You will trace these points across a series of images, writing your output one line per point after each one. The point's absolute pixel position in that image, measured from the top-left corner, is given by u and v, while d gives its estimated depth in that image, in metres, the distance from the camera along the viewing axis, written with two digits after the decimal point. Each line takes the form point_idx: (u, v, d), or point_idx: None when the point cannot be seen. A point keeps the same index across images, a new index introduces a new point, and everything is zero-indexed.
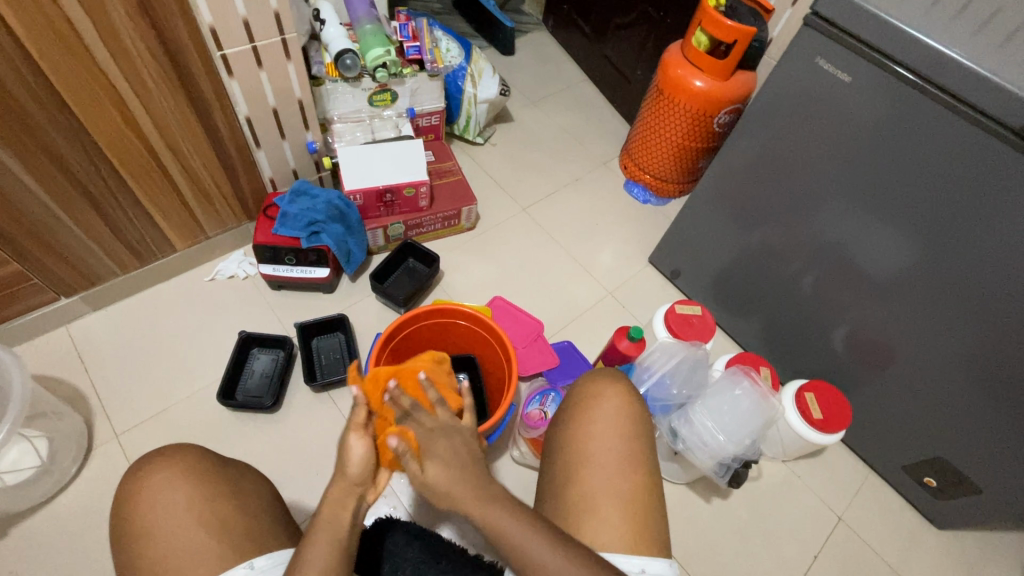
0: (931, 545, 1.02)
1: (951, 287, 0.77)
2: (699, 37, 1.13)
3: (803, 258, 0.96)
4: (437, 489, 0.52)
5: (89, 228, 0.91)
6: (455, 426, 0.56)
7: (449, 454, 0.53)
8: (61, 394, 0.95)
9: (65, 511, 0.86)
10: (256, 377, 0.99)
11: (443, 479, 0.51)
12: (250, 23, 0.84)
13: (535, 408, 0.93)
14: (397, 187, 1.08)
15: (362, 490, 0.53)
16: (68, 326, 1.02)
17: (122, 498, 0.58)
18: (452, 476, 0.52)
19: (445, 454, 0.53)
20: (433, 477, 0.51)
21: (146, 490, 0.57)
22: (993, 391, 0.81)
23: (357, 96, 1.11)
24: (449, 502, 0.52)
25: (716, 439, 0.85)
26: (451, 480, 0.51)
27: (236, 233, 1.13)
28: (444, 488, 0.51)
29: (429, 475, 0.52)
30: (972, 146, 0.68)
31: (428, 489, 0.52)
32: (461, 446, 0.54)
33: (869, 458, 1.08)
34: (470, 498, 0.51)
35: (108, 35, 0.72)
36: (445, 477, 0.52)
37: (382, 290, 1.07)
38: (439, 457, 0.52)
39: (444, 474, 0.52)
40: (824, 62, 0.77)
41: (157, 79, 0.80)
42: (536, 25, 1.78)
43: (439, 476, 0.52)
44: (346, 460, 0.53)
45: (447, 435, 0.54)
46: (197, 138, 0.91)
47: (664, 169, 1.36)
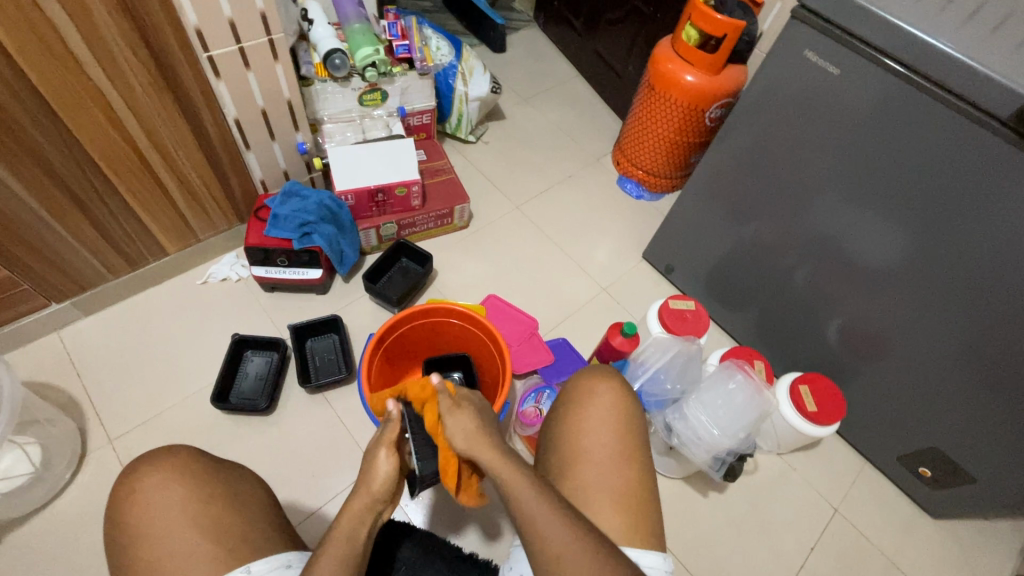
0: (927, 535, 1.03)
1: (942, 277, 0.78)
2: (689, 31, 1.13)
3: (796, 251, 0.96)
4: (466, 427, 0.54)
5: (79, 233, 0.90)
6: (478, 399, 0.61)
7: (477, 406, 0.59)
8: (54, 400, 0.94)
9: (59, 517, 0.85)
10: (250, 379, 0.99)
11: (472, 424, 0.55)
12: (236, 23, 0.84)
13: (530, 405, 0.96)
14: (389, 186, 1.07)
15: (380, 505, 0.52)
16: (59, 332, 1.01)
17: (117, 501, 0.57)
18: (481, 421, 0.56)
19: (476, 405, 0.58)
20: (465, 415, 0.55)
21: (141, 493, 0.57)
22: (986, 380, 0.81)
23: (347, 96, 1.10)
24: (476, 438, 0.54)
25: (711, 433, 0.85)
26: (480, 424, 0.55)
27: (228, 235, 1.12)
28: (476, 427, 0.55)
29: (461, 414, 0.56)
30: (960, 136, 0.68)
31: (457, 427, 0.54)
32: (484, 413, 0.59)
33: (864, 449, 1.08)
34: (494, 451, 0.52)
35: (92, 39, 0.72)
36: (474, 418, 0.56)
37: (376, 290, 1.07)
38: (471, 405, 0.58)
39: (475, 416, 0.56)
40: (812, 55, 0.77)
41: (143, 82, 0.80)
42: (527, 22, 1.78)
43: (470, 416, 0.56)
44: (373, 474, 0.53)
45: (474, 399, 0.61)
46: (187, 142, 0.91)
47: (656, 165, 1.36)
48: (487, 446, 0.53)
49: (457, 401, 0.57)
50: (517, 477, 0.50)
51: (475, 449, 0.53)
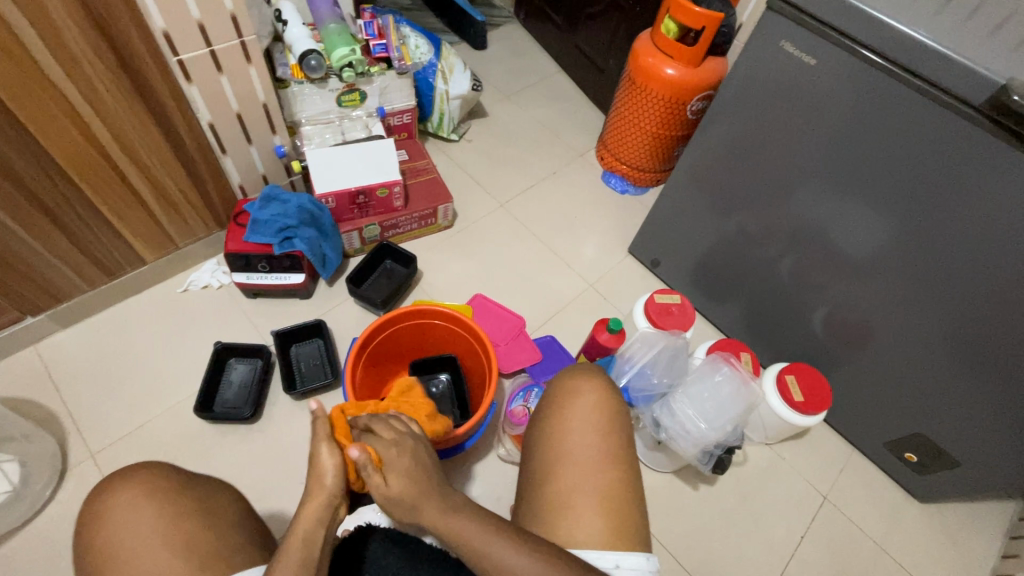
0: (915, 519, 1.04)
1: (921, 264, 0.78)
2: (668, 24, 1.12)
3: (779, 242, 0.96)
4: (395, 498, 0.53)
5: (52, 246, 0.88)
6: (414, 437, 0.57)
7: (410, 464, 0.55)
8: (32, 416, 0.92)
9: (41, 535, 0.84)
10: (234, 388, 0.98)
11: (406, 490, 0.53)
12: (205, 26, 0.82)
13: (519, 405, 0.94)
14: (370, 188, 1.06)
15: (335, 504, 0.53)
16: (36, 346, 0.99)
17: (86, 525, 0.56)
18: (415, 487, 0.54)
19: (405, 465, 0.54)
20: (395, 487, 0.53)
21: (111, 514, 0.56)
22: (968, 364, 0.82)
23: (325, 97, 1.09)
24: (408, 511, 0.53)
25: (698, 427, 0.85)
26: (414, 490, 0.53)
27: (207, 242, 1.10)
28: (408, 499, 0.53)
29: (389, 486, 0.53)
30: (934, 123, 0.68)
31: (386, 499, 0.54)
32: (423, 455, 0.56)
33: (852, 437, 1.09)
34: (435, 513, 0.53)
35: (55, 46, 0.70)
36: (404, 486, 0.53)
37: (360, 293, 1.06)
38: (399, 465, 0.54)
39: (406, 483, 0.53)
40: (788, 45, 0.77)
41: (111, 89, 0.78)
42: (507, 18, 1.76)
43: (400, 488, 0.53)
44: (320, 473, 0.53)
45: (408, 444, 0.56)
46: (160, 149, 0.89)
47: (640, 159, 1.36)
48: (424, 513, 0.53)
49: (381, 472, 0.53)
50: (462, 532, 0.52)
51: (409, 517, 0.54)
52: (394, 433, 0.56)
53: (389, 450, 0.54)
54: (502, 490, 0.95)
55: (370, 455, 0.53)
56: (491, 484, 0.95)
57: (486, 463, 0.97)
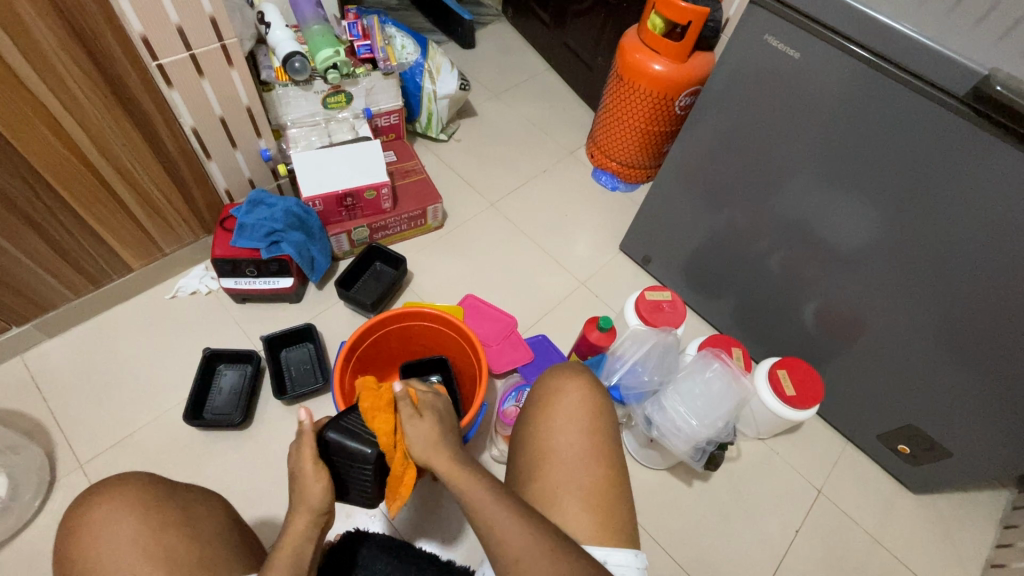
0: (909, 511, 1.04)
1: (909, 256, 0.78)
2: (654, 20, 1.12)
3: (769, 236, 0.96)
4: (424, 434, 0.56)
5: (35, 254, 0.87)
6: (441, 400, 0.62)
7: (440, 414, 0.59)
8: (19, 426, 0.92)
9: (30, 547, 0.83)
10: (224, 394, 0.97)
11: (434, 433, 0.56)
12: (185, 29, 0.81)
13: (512, 404, 0.92)
14: (357, 190, 1.05)
15: (323, 519, 0.53)
16: (22, 356, 0.99)
17: (65, 542, 0.56)
18: (440, 432, 0.57)
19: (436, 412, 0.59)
20: (427, 425, 0.57)
21: (88, 530, 0.56)
22: (958, 355, 0.82)
23: (310, 100, 1.08)
24: (433, 451, 0.55)
25: (689, 423, 0.85)
26: (440, 434, 0.57)
27: (194, 248, 1.10)
28: (434, 441, 0.56)
29: (422, 422, 0.57)
30: (919, 114, 0.68)
31: (415, 433, 0.56)
32: (447, 417, 0.61)
33: (845, 430, 1.09)
34: (451, 463, 0.54)
35: (32, 53, 0.69)
36: (434, 426, 0.57)
37: (349, 296, 1.05)
38: (432, 410, 0.59)
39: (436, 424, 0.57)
40: (772, 39, 0.76)
41: (90, 96, 0.77)
42: (495, 16, 1.75)
43: (431, 429, 0.57)
44: (307, 495, 0.53)
45: (438, 401, 0.62)
46: (142, 154, 0.88)
47: (629, 155, 1.35)
48: (445, 457, 0.55)
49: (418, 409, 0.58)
50: (470, 488, 0.52)
51: (430, 458, 0.55)
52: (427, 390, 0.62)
53: (425, 396, 0.60)
54: None
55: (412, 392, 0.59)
56: None
57: (478, 464, 0.96)
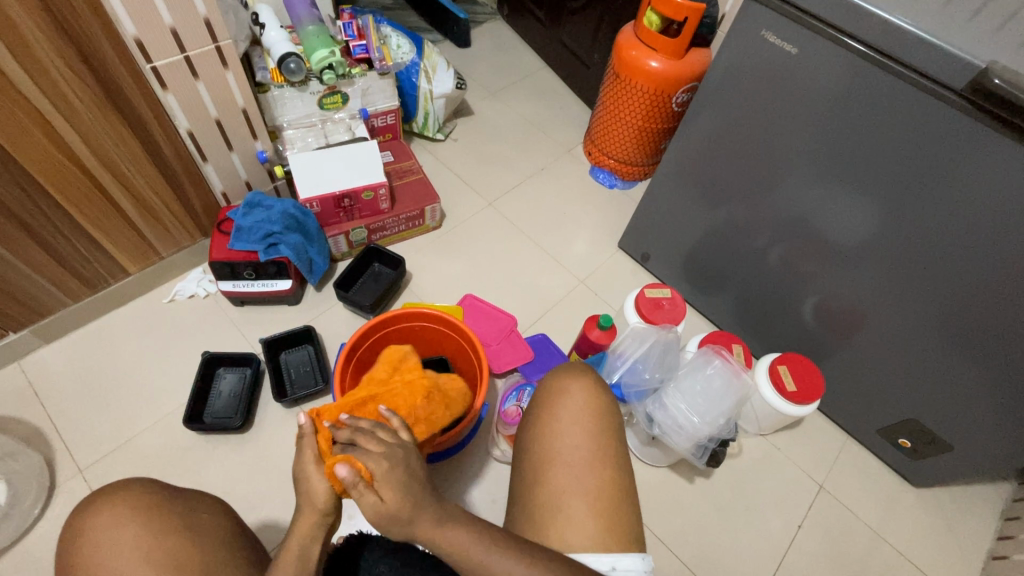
0: (910, 505, 1.04)
1: (909, 250, 0.78)
2: (650, 17, 1.12)
3: (768, 231, 0.96)
4: (389, 513, 0.51)
5: (31, 260, 0.87)
6: (401, 449, 0.54)
7: (403, 477, 0.52)
8: (17, 433, 0.91)
9: (30, 554, 0.83)
10: (223, 397, 0.97)
11: (402, 505, 0.51)
12: (178, 31, 0.81)
13: (513, 404, 0.92)
14: (354, 191, 1.05)
15: (328, 517, 0.53)
16: (20, 362, 0.98)
17: (66, 548, 0.56)
18: (406, 503, 0.51)
19: (395, 482, 0.51)
20: (391, 501, 0.50)
21: (90, 535, 0.55)
22: (958, 349, 0.82)
23: (306, 101, 1.08)
24: (406, 526, 0.51)
25: (691, 421, 0.85)
26: (408, 505, 0.51)
27: (192, 251, 1.09)
28: (404, 514, 0.51)
29: (383, 502, 0.50)
30: (917, 108, 0.68)
31: (378, 516, 0.51)
32: (413, 466, 0.54)
33: (845, 424, 1.09)
34: (432, 525, 0.51)
35: (25, 57, 0.69)
36: (397, 503, 0.51)
37: (348, 297, 1.05)
38: (392, 480, 0.51)
39: (399, 498, 0.51)
40: (770, 35, 0.76)
41: (84, 100, 0.77)
42: (490, 15, 1.75)
43: (396, 503, 0.51)
44: (312, 497, 0.53)
45: (398, 455, 0.54)
46: (137, 157, 0.88)
47: (627, 153, 1.35)
48: (421, 526, 0.51)
49: (374, 488, 0.51)
50: (465, 544, 0.51)
51: (405, 531, 0.51)
52: (382, 446, 0.53)
53: (381, 463, 0.52)
54: (496, 492, 0.94)
55: (362, 472, 0.51)
56: (486, 484, 0.94)
57: (480, 464, 0.96)
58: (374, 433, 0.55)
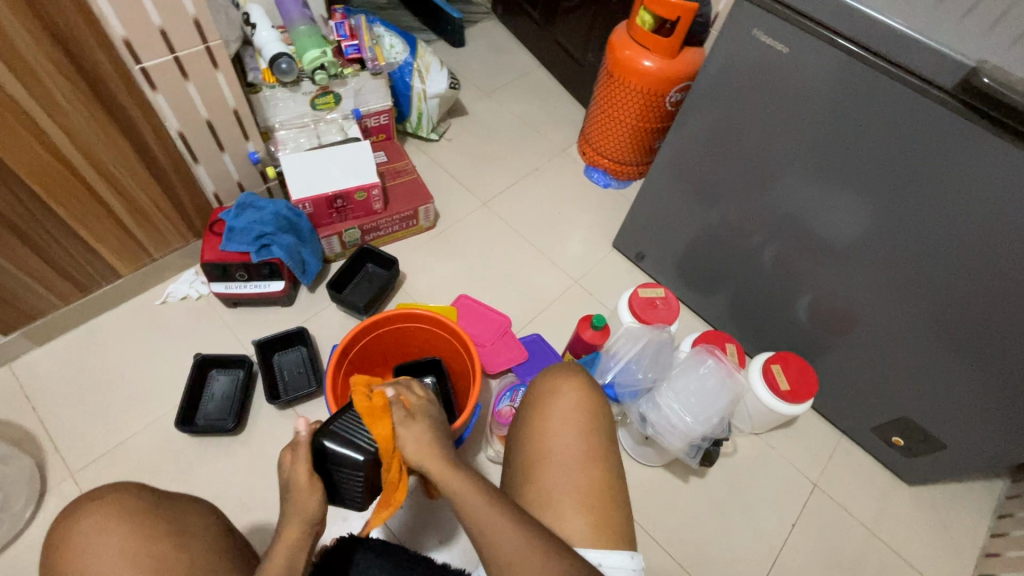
0: (904, 503, 1.04)
1: (901, 248, 0.78)
2: (643, 16, 1.11)
3: (761, 231, 0.96)
4: (416, 438, 0.56)
5: (20, 262, 0.86)
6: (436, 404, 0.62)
7: (434, 418, 0.59)
8: (8, 436, 0.90)
9: (21, 558, 0.82)
10: (216, 400, 0.96)
11: (426, 435, 0.56)
12: (167, 32, 0.80)
13: (507, 405, 0.93)
14: (347, 192, 1.04)
15: (316, 528, 0.53)
16: (11, 365, 0.97)
17: (53, 553, 0.55)
18: (433, 435, 0.57)
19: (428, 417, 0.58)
20: (419, 427, 0.56)
21: (77, 540, 0.55)
22: (951, 347, 0.82)
23: (298, 101, 1.08)
24: (426, 452, 0.55)
25: (684, 420, 0.85)
26: (432, 437, 0.56)
27: (184, 252, 1.08)
28: (425, 443, 0.55)
29: (415, 426, 0.56)
30: (908, 107, 0.68)
31: (405, 439, 0.55)
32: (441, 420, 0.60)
33: (840, 423, 1.09)
34: (445, 465, 0.54)
35: (11, 59, 0.68)
36: (426, 432, 0.56)
37: (341, 299, 1.05)
38: (426, 415, 0.58)
39: (428, 429, 0.57)
40: (761, 34, 0.76)
41: (73, 101, 0.76)
42: (484, 14, 1.75)
43: (423, 431, 0.56)
44: (301, 505, 0.52)
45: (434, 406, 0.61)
46: (127, 159, 0.87)
47: (621, 152, 1.35)
48: (438, 459, 0.55)
49: (412, 412, 0.57)
50: (467, 493, 0.52)
51: (422, 460, 0.54)
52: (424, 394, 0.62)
53: (420, 400, 0.59)
54: None
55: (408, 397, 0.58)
56: None
57: (475, 464, 0.96)
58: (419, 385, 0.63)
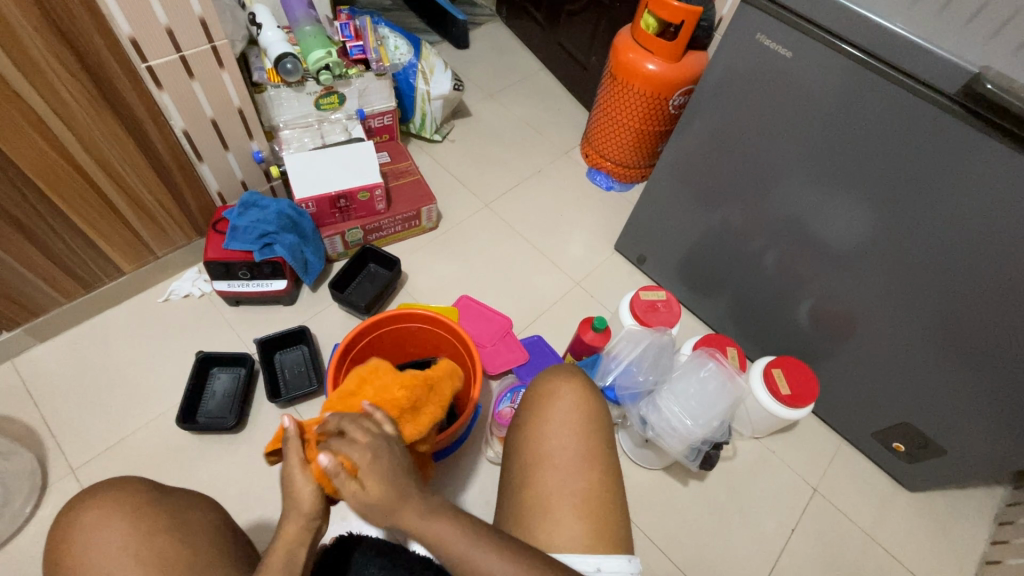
0: (904, 509, 1.04)
1: (903, 254, 0.78)
2: (647, 19, 1.12)
3: (763, 235, 0.96)
4: (375, 502, 0.50)
5: (24, 258, 0.86)
6: (386, 439, 0.53)
7: (387, 466, 0.51)
8: (10, 431, 0.91)
9: (21, 553, 0.82)
10: (217, 398, 0.96)
11: (385, 495, 0.50)
12: (174, 31, 0.81)
13: (507, 406, 0.93)
14: (350, 192, 1.05)
15: (318, 521, 0.53)
16: (14, 360, 0.98)
17: (53, 548, 0.56)
18: (393, 490, 0.50)
19: (378, 474, 0.50)
20: (374, 491, 0.50)
21: (77, 534, 0.55)
22: (953, 353, 0.82)
23: (302, 100, 1.08)
24: (392, 514, 0.50)
25: (684, 424, 0.85)
26: (394, 494, 0.50)
27: (187, 250, 1.09)
28: (388, 504, 0.50)
29: (368, 493, 0.50)
30: (911, 112, 0.68)
31: (364, 507, 0.50)
32: (398, 456, 0.52)
33: (840, 428, 1.09)
34: (419, 517, 0.51)
35: (18, 55, 0.68)
36: (382, 494, 0.50)
37: (343, 298, 1.05)
38: (376, 471, 0.50)
39: (384, 489, 0.50)
40: (765, 39, 0.76)
41: (79, 98, 0.76)
42: (489, 16, 1.75)
43: (380, 493, 0.50)
44: (297, 501, 0.52)
45: (384, 445, 0.52)
46: (132, 156, 0.88)
47: (624, 155, 1.35)
48: (407, 514, 0.51)
49: (359, 478, 0.50)
50: (450, 539, 0.50)
51: (391, 521, 0.51)
52: (368, 434, 0.52)
53: (364, 453, 0.50)
54: (490, 493, 0.94)
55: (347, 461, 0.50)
56: (480, 485, 0.94)
57: (474, 465, 0.96)
58: (359, 420, 0.53)
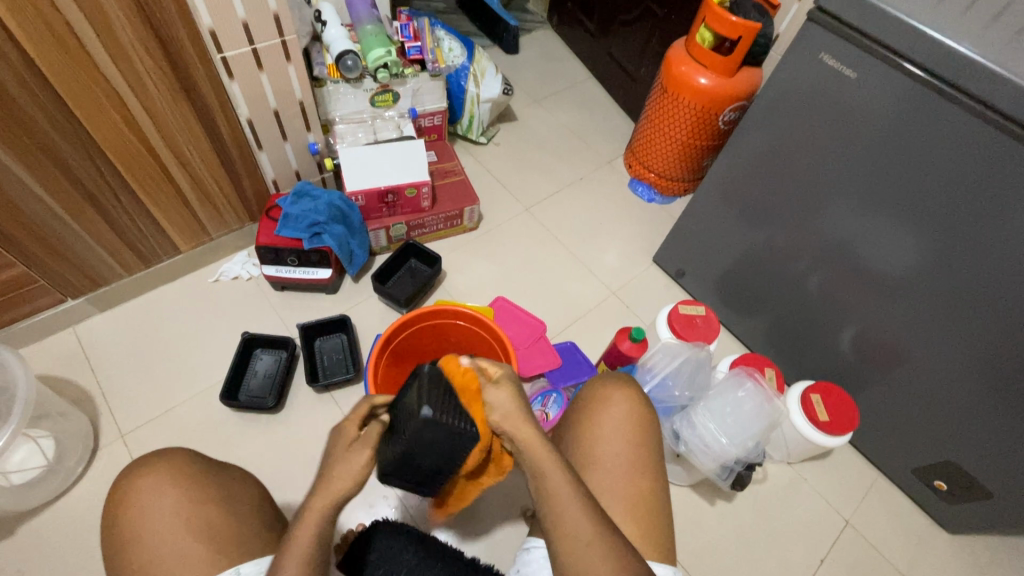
0: (940, 551, 1.00)
1: (961, 287, 0.76)
2: (703, 33, 1.11)
3: (810, 258, 0.94)
4: (506, 405, 0.56)
5: (92, 229, 0.91)
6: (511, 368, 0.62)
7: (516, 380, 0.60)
8: (68, 394, 0.96)
9: (71, 511, 0.87)
10: (258, 377, 1.00)
11: (509, 402, 0.56)
12: (249, 24, 0.84)
13: (537, 410, 0.97)
14: (398, 187, 1.07)
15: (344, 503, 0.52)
16: (74, 328, 1.03)
17: (112, 505, 0.59)
18: (519, 399, 0.57)
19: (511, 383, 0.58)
20: (503, 393, 0.57)
21: (135, 496, 0.58)
22: (1008, 393, 0.79)
23: (358, 97, 1.11)
24: (515, 419, 0.55)
25: (719, 441, 0.84)
26: (517, 404, 0.56)
27: (239, 234, 1.13)
28: (511, 409, 0.56)
29: (500, 391, 0.57)
30: (981, 141, 0.66)
31: (496, 407, 0.56)
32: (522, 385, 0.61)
33: (878, 461, 1.06)
34: (532, 434, 0.54)
35: (108, 39, 0.73)
36: (510, 398, 0.57)
37: (384, 291, 1.07)
38: (507, 378, 0.59)
39: (512, 395, 0.57)
40: (828, 58, 0.75)
41: (157, 82, 0.81)
42: (540, 23, 1.77)
43: (507, 397, 0.57)
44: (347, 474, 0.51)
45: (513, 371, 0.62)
46: (200, 141, 0.92)
47: (668, 168, 1.35)
48: (525, 426, 0.55)
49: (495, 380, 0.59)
50: (552, 470, 0.52)
51: (514, 427, 0.55)
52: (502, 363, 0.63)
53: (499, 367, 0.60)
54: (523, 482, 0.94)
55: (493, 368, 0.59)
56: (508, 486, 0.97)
57: None
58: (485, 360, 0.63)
